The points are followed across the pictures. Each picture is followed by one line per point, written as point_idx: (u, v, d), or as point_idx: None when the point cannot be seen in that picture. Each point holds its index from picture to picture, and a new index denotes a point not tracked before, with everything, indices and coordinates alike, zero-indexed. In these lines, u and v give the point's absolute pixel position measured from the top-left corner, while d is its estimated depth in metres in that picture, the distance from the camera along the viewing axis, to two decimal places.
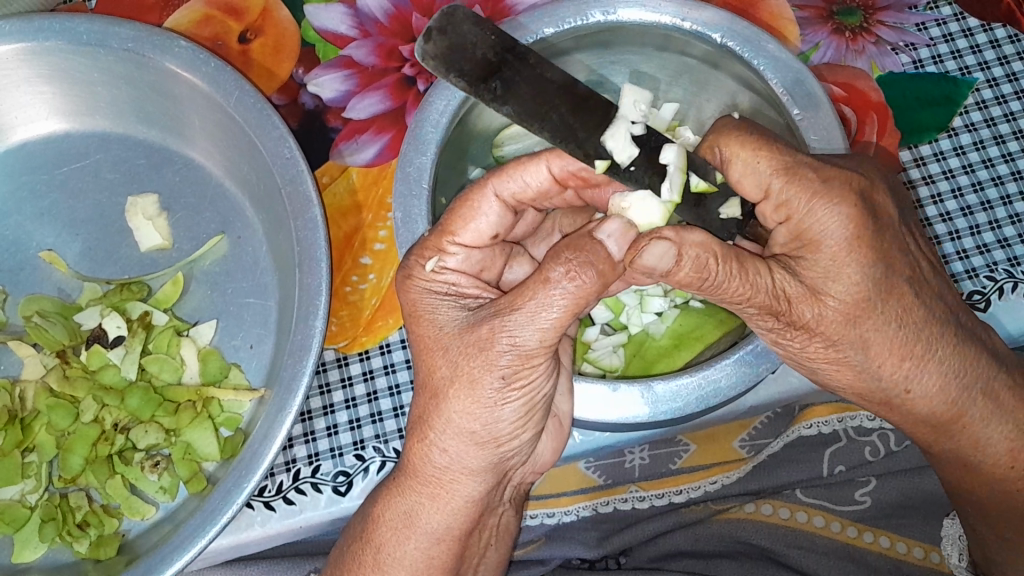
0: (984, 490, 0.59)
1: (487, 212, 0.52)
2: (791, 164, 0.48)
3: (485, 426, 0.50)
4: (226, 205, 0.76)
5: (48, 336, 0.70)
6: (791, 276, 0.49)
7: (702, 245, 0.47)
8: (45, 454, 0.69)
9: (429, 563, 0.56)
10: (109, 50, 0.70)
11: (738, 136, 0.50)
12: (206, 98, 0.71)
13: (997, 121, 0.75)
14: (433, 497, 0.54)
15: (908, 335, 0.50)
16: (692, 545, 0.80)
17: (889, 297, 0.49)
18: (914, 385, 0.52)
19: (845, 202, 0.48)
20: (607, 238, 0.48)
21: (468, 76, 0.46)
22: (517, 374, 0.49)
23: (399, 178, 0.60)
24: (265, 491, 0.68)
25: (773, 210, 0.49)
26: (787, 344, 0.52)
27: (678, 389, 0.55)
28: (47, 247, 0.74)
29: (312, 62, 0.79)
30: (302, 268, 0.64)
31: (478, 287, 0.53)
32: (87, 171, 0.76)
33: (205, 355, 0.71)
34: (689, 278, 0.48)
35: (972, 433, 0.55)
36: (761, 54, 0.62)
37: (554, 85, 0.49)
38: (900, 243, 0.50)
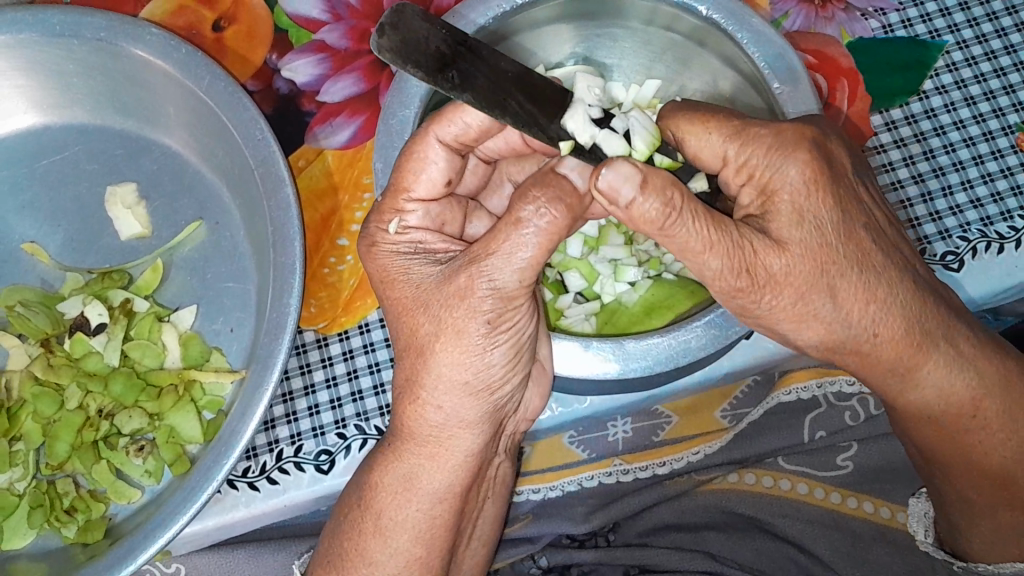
0: (947, 443, 0.58)
1: (435, 159, 0.54)
2: (740, 127, 0.51)
3: (477, 376, 0.52)
4: (204, 191, 0.76)
5: (31, 326, 0.70)
6: (755, 232, 0.49)
7: (670, 180, 0.47)
8: (31, 442, 0.70)
9: (432, 521, 0.56)
10: (82, 40, 0.71)
11: (685, 116, 0.53)
12: (179, 85, 0.72)
13: (968, 82, 0.76)
14: (433, 457, 0.55)
15: (871, 280, 0.50)
16: (678, 518, 0.81)
17: (850, 241, 0.49)
18: (881, 329, 0.50)
19: (801, 151, 0.49)
20: (570, 171, 0.50)
21: (425, 67, 0.44)
22: (502, 318, 0.50)
23: (382, 131, 0.60)
24: (249, 471, 0.69)
25: (734, 172, 0.51)
26: (750, 303, 0.50)
27: (649, 347, 0.56)
28: (29, 239, 0.75)
29: (286, 47, 0.79)
30: (276, 247, 0.66)
31: (444, 241, 0.55)
32: (66, 163, 0.77)
33: (187, 340, 0.71)
34: (652, 216, 0.47)
35: (936, 383, 0.55)
36: (745, 28, 0.60)
37: (508, 77, 0.48)
38: (855, 195, 0.51)
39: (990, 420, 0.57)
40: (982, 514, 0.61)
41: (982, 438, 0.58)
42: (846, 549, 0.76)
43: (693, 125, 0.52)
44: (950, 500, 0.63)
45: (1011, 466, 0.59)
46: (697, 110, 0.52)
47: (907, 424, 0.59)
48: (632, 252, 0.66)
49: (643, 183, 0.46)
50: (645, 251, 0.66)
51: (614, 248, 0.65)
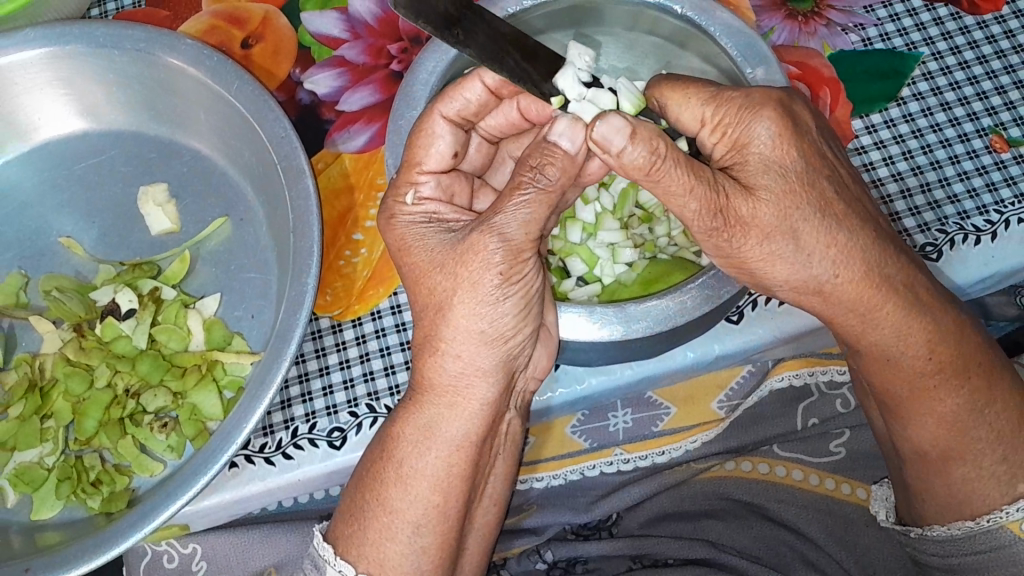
0: (904, 394, 0.63)
1: (441, 134, 0.61)
2: (716, 93, 0.58)
3: (492, 326, 0.57)
4: (230, 191, 0.82)
5: (66, 309, 0.75)
6: (728, 178, 0.55)
7: (653, 132, 0.53)
8: (62, 419, 0.74)
9: (451, 471, 0.60)
10: (123, 51, 0.77)
11: (669, 83, 0.60)
12: (209, 90, 0.78)
13: (943, 89, 0.81)
14: (451, 407, 0.59)
15: (829, 222, 0.56)
16: (677, 506, 0.82)
17: (810, 188, 0.56)
18: (840, 270, 0.57)
19: (767, 109, 0.56)
20: (560, 137, 0.55)
21: (434, 23, 0.50)
22: (513, 271, 0.55)
23: (392, 131, 0.66)
24: (266, 447, 0.73)
25: (710, 133, 0.58)
26: (722, 244, 0.57)
27: (650, 309, 0.60)
28: (66, 234, 0.80)
29: (309, 62, 0.86)
30: (297, 233, 0.71)
31: (456, 212, 0.61)
32: (103, 166, 0.83)
33: (210, 325, 0.76)
34: (638, 164, 0.54)
35: (890, 323, 0.59)
36: (715, 21, 0.67)
37: (507, 39, 0.56)
38: (819, 148, 0.57)
39: (944, 364, 0.61)
40: (932, 470, 0.64)
41: (937, 387, 0.62)
42: (838, 533, 0.78)
43: (676, 92, 0.59)
44: (906, 464, 0.66)
45: (965, 414, 0.62)
46: (679, 81, 0.60)
47: (863, 368, 0.64)
48: (629, 235, 0.71)
49: (632, 135, 0.53)
50: (641, 236, 0.72)
51: (613, 232, 0.69)
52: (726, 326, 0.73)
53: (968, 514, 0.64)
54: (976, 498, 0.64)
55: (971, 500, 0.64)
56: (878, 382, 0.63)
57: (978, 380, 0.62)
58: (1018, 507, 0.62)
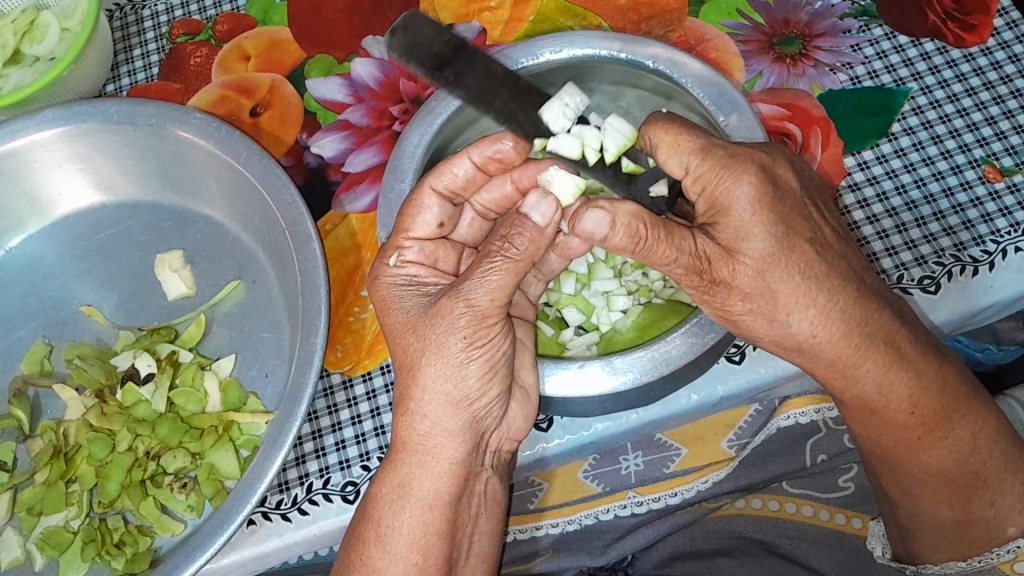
0: (889, 442, 0.64)
1: (430, 205, 0.64)
2: (703, 146, 0.58)
3: (460, 390, 0.59)
4: (242, 254, 0.85)
5: (87, 375, 0.78)
6: (709, 240, 0.57)
7: (634, 214, 0.55)
8: (85, 483, 0.76)
9: (426, 530, 0.61)
10: (137, 126, 0.81)
11: (663, 122, 0.61)
12: (219, 160, 0.82)
13: (934, 123, 0.83)
14: (422, 465, 0.61)
15: (811, 283, 0.57)
16: (690, 545, 0.83)
17: (792, 252, 0.57)
18: (818, 330, 0.58)
19: (748, 173, 0.57)
20: (532, 211, 0.59)
21: None
22: (477, 335, 0.58)
23: (381, 207, 0.68)
24: (281, 504, 0.75)
25: (693, 182, 0.59)
26: (709, 299, 0.59)
27: (634, 360, 0.62)
28: (87, 302, 0.83)
29: (315, 127, 0.89)
30: (304, 295, 0.74)
31: (436, 276, 0.64)
32: (121, 235, 0.86)
33: (226, 386, 0.78)
34: (624, 243, 0.56)
35: (873, 379, 0.61)
36: (686, 73, 0.70)
37: (499, 78, 0.64)
38: (801, 210, 0.58)
39: (928, 417, 0.62)
40: (924, 510, 0.67)
41: (920, 436, 0.63)
42: (852, 568, 0.77)
43: (667, 135, 0.60)
44: (897, 501, 0.68)
45: (952, 464, 0.64)
46: (673, 123, 0.60)
47: (851, 417, 0.65)
48: (622, 283, 0.72)
49: (612, 222, 0.55)
50: (634, 282, 0.73)
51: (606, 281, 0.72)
52: (728, 365, 0.75)
53: (966, 548, 0.67)
54: (974, 532, 0.66)
55: (965, 538, 0.67)
56: (865, 431, 0.65)
57: (963, 432, 0.64)
58: (1010, 548, 0.65)
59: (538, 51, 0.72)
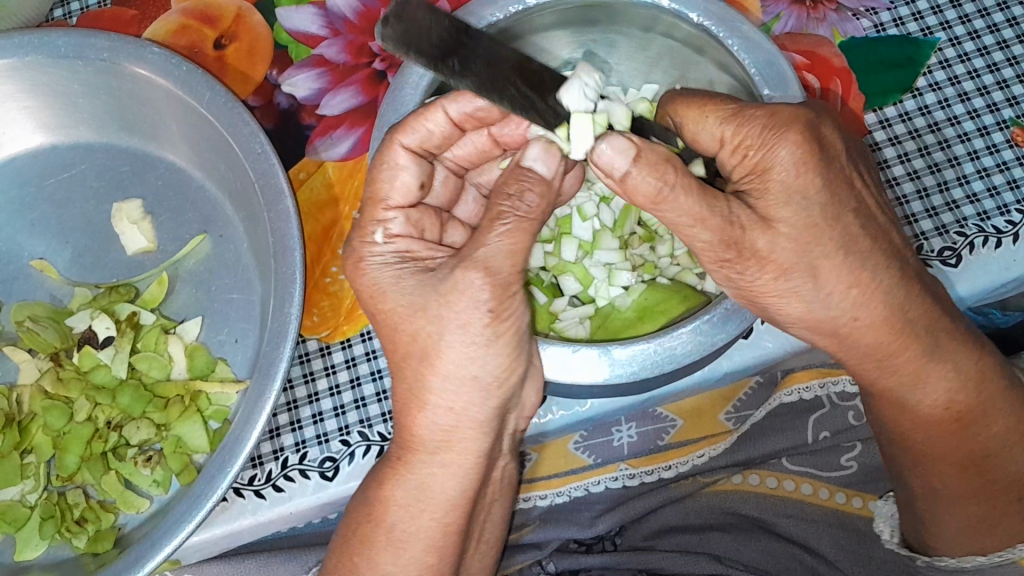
0: (917, 432, 0.64)
1: (405, 165, 0.58)
2: (736, 110, 0.54)
3: (486, 372, 0.55)
4: (208, 207, 0.78)
5: (40, 339, 0.72)
6: (744, 205, 0.53)
7: (664, 157, 0.51)
8: (42, 454, 0.71)
9: (446, 530, 0.60)
10: (87, 61, 0.72)
11: (685, 99, 0.57)
12: (180, 102, 0.73)
13: (961, 78, 0.76)
14: (445, 465, 0.58)
15: (855, 262, 0.54)
16: (682, 519, 0.81)
17: (837, 223, 0.53)
18: (861, 311, 0.56)
19: (791, 132, 0.53)
20: (534, 162, 0.54)
21: (427, 56, 0.47)
22: (502, 307, 0.53)
23: (375, 147, 0.62)
24: (255, 480, 0.70)
25: (729, 152, 0.55)
26: (733, 274, 0.55)
27: (636, 354, 0.59)
28: (37, 256, 0.76)
29: (286, 63, 0.80)
30: (277, 256, 0.67)
31: (428, 248, 0.58)
32: (73, 181, 0.79)
33: (192, 352, 0.73)
34: (648, 193, 0.52)
35: (909, 372, 0.60)
36: (735, 34, 0.63)
37: (507, 65, 0.52)
38: (846, 176, 0.55)
39: (965, 411, 0.62)
40: (945, 506, 0.66)
41: (949, 431, 0.63)
42: (851, 547, 0.77)
43: (688, 109, 0.57)
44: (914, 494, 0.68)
45: (983, 456, 0.64)
46: (697, 95, 0.57)
47: (878, 410, 0.65)
48: (627, 256, 0.69)
49: (636, 158, 0.51)
50: (640, 256, 0.69)
51: (611, 253, 0.68)
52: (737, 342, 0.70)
53: (982, 548, 0.67)
54: (1004, 526, 0.66)
55: (993, 530, 0.66)
56: (894, 425, 0.65)
57: (997, 424, 0.63)
58: None
59: None
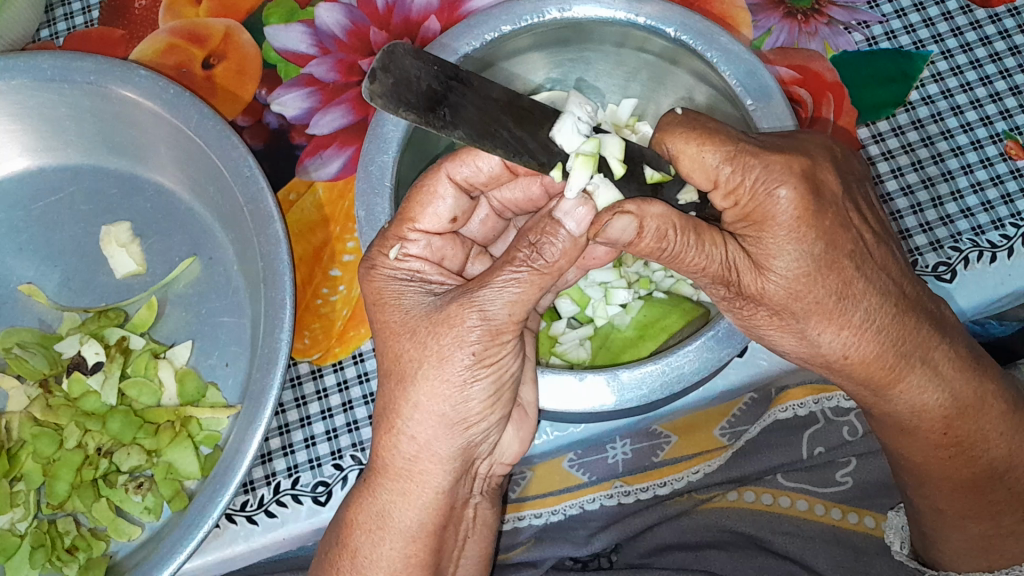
0: (914, 453, 0.64)
1: (444, 195, 0.58)
2: (736, 152, 0.52)
3: (449, 407, 0.54)
4: (197, 228, 0.77)
5: (28, 366, 0.71)
6: (740, 249, 0.54)
7: (662, 216, 0.51)
8: (32, 482, 0.70)
9: (407, 561, 0.59)
10: (74, 84, 0.72)
11: (682, 131, 0.54)
12: (167, 124, 0.73)
13: (954, 92, 0.76)
14: (405, 493, 0.57)
15: (846, 305, 0.54)
16: (679, 537, 0.80)
17: (832, 270, 0.53)
18: (851, 351, 0.56)
19: (787, 185, 0.52)
20: (566, 216, 0.52)
21: (416, 108, 0.45)
22: (488, 352, 0.52)
23: (362, 177, 0.62)
24: (247, 505, 0.70)
25: (723, 196, 0.54)
26: (735, 309, 0.57)
27: (643, 376, 0.59)
28: (26, 280, 0.76)
29: (275, 82, 0.79)
30: (267, 282, 0.66)
31: (442, 274, 0.58)
32: (62, 204, 0.78)
33: (182, 377, 0.72)
34: (650, 247, 0.53)
35: (909, 400, 0.60)
36: (715, 47, 0.63)
37: (498, 105, 0.50)
38: (843, 221, 0.54)
39: (963, 436, 0.62)
40: (948, 525, 0.67)
41: (950, 456, 0.63)
42: (847, 564, 0.77)
43: (688, 146, 0.53)
44: (921, 511, 0.68)
45: (982, 477, 0.64)
46: (694, 129, 0.53)
47: (880, 430, 0.65)
48: (623, 274, 0.69)
49: (639, 229, 0.51)
50: (635, 273, 0.69)
51: (606, 272, 0.68)
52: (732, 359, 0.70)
53: (987, 565, 0.67)
54: (1000, 548, 0.67)
55: (992, 551, 0.67)
56: (895, 448, 0.65)
57: (996, 450, 0.64)
58: None
59: (546, 7, 0.64)
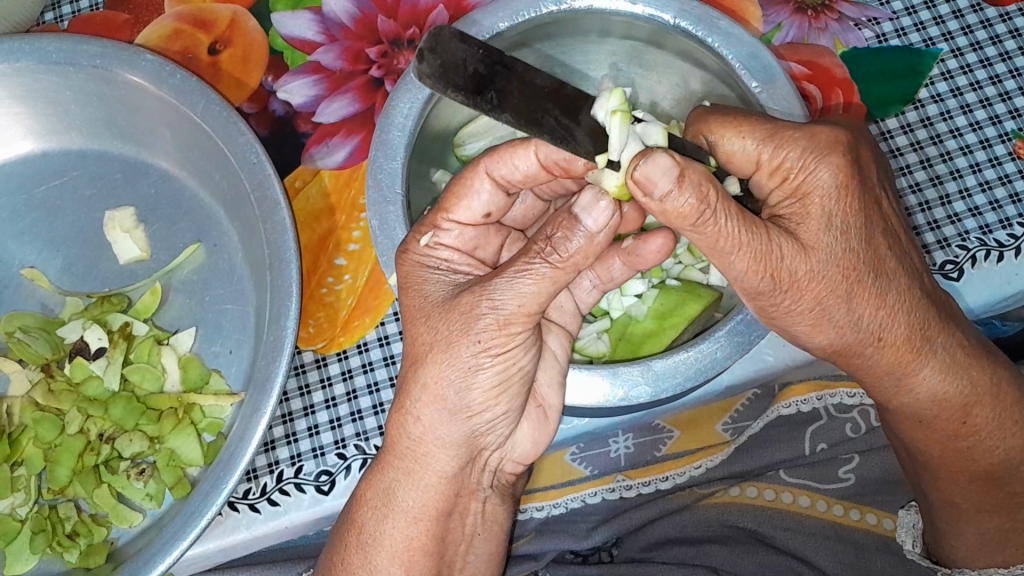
0: (929, 445, 0.65)
1: (480, 190, 0.57)
2: (773, 130, 0.54)
3: (454, 394, 0.54)
4: (200, 214, 0.77)
5: (30, 351, 0.70)
6: (784, 236, 0.53)
7: (702, 174, 0.50)
8: (33, 467, 0.70)
9: (409, 544, 0.60)
10: (79, 67, 0.71)
11: (718, 119, 0.56)
12: (173, 109, 0.72)
13: (963, 90, 0.76)
14: (408, 473, 0.58)
15: (883, 284, 0.55)
16: (680, 532, 0.81)
17: (871, 243, 0.55)
18: (885, 332, 0.57)
19: (835, 154, 0.54)
20: (583, 212, 0.52)
21: (463, 90, 0.45)
22: (497, 342, 0.52)
23: (371, 188, 0.62)
24: (249, 494, 0.70)
25: (769, 175, 0.55)
26: (764, 303, 0.55)
27: (676, 365, 0.59)
28: (29, 264, 0.75)
29: (281, 68, 0.79)
30: (273, 269, 0.66)
31: (469, 263, 0.57)
32: (65, 188, 0.77)
33: (186, 363, 0.72)
34: (686, 209, 0.50)
35: (930, 389, 0.61)
36: (716, 32, 0.62)
37: (544, 93, 0.49)
38: (877, 203, 0.56)
39: (978, 427, 0.64)
40: (965, 520, 0.68)
41: (970, 445, 0.64)
42: (848, 560, 0.77)
43: (729, 131, 0.55)
44: (934, 505, 0.69)
45: (999, 470, 0.66)
46: (728, 115, 0.56)
47: (896, 425, 0.66)
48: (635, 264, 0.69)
49: (679, 178, 0.49)
50: None
51: None
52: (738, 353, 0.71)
53: (999, 560, 0.68)
54: (1010, 543, 0.68)
55: (1009, 544, 0.68)
56: (911, 442, 0.66)
57: (1013, 440, 0.65)
58: None
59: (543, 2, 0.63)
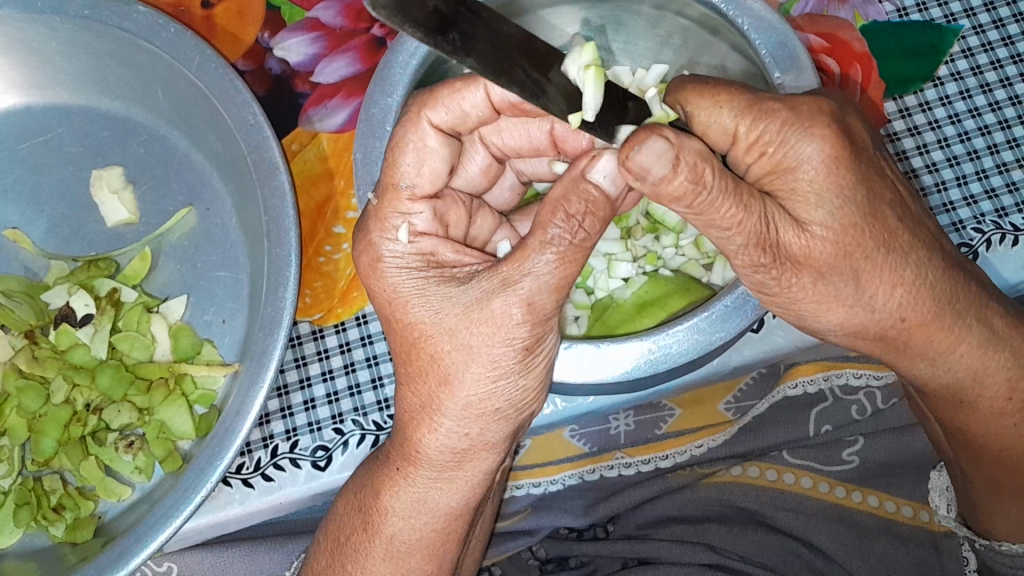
0: (981, 429, 0.64)
1: (434, 146, 0.53)
2: (753, 101, 0.50)
3: (507, 403, 0.53)
4: (193, 175, 0.74)
5: (14, 317, 0.67)
6: (778, 209, 0.50)
7: (699, 152, 0.46)
8: (17, 437, 0.67)
9: (448, 534, 0.61)
10: (64, 17, 0.67)
11: (694, 87, 0.52)
12: (167, 65, 0.68)
13: (983, 69, 0.74)
14: (450, 482, 0.57)
15: (898, 260, 0.53)
16: (680, 510, 0.80)
17: (876, 219, 0.51)
18: (908, 312, 0.55)
19: (819, 127, 0.49)
20: (602, 177, 0.49)
21: (423, 27, 0.39)
22: (535, 345, 0.51)
23: (362, 119, 0.59)
24: (243, 468, 0.68)
25: (745, 150, 0.51)
26: (764, 277, 0.52)
27: (625, 351, 0.57)
28: (11, 226, 0.72)
29: (277, 24, 0.75)
30: (270, 237, 0.63)
31: (458, 254, 0.53)
32: (49, 146, 0.74)
33: (177, 332, 0.69)
34: (683, 188, 0.47)
35: (966, 364, 0.60)
36: (745, 12, 0.59)
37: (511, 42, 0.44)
38: (878, 170, 0.53)
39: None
40: (1002, 498, 0.67)
41: (1016, 424, 0.63)
42: (851, 542, 0.77)
43: (703, 100, 0.51)
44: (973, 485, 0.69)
45: None
46: (706, 82, 0.52)
47: (941, 407, 0.65)
48: (630, 248, 0.68)
49: (674, 160, 0.46)
50: (643, 247, 0.68)
51: (611, 243, 0.67)
52: (747, 335, 0.69)
53: None
54: None
55: None
56: (954, 421, 0.65)
57: None
58: None
59: None
